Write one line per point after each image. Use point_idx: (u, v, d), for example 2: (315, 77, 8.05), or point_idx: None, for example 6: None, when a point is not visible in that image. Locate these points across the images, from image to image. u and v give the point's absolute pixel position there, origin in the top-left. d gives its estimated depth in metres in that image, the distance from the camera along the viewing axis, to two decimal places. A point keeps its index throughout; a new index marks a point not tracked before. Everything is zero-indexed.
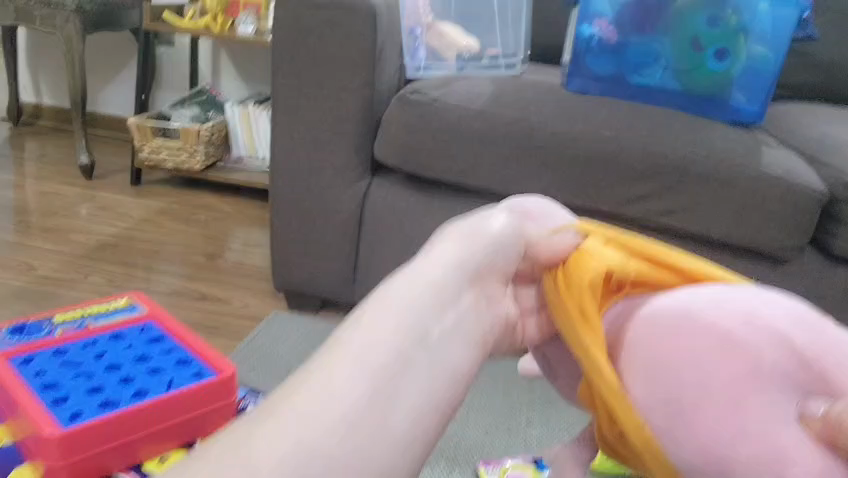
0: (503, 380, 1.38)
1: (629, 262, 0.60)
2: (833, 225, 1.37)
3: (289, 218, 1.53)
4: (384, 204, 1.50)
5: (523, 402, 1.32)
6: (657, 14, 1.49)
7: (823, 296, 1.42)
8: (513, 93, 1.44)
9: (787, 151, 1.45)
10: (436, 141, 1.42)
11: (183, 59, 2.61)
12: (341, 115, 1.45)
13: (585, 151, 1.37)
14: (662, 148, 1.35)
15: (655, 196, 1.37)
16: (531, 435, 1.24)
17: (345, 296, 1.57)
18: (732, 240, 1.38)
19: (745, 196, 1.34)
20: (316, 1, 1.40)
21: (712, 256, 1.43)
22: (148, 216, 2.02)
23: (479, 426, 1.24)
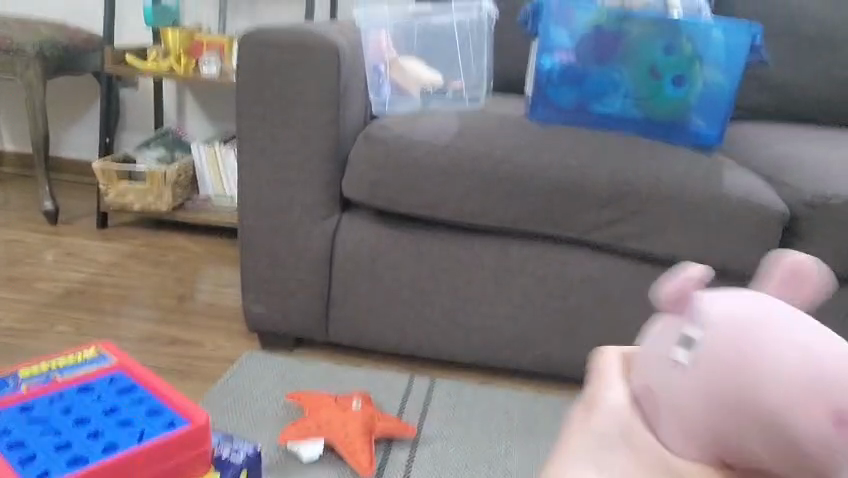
0: (480, 412, 1.38)
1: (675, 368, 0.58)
2: (794, 242, 1.40)
3: (259, 258, 1.52)
4: (356, 239, 1.50)
5: (502, 434, 1.33)
6: (615, 45, 1.52)
7: None
8: (478, 126, 1.46)
9: (748, 173, 1.48)
10: (405, 176, 1.43)
11: (148, 100, 2.61)
12: (308, 153, 1.46)
13: (551, 180, 1.39)
14: (624, 175, 1.38)
15: (622, 222, 1.40)
16: (511, 465, 1.25)
17: (318, 334, 1.56)
18: (698, 261, 1.41)
19: (708, 217, 1.38)
20: (281, 42, 1.42)
21: None
22: (116, 260, 2.00)
23: (458, 464, 1.24)
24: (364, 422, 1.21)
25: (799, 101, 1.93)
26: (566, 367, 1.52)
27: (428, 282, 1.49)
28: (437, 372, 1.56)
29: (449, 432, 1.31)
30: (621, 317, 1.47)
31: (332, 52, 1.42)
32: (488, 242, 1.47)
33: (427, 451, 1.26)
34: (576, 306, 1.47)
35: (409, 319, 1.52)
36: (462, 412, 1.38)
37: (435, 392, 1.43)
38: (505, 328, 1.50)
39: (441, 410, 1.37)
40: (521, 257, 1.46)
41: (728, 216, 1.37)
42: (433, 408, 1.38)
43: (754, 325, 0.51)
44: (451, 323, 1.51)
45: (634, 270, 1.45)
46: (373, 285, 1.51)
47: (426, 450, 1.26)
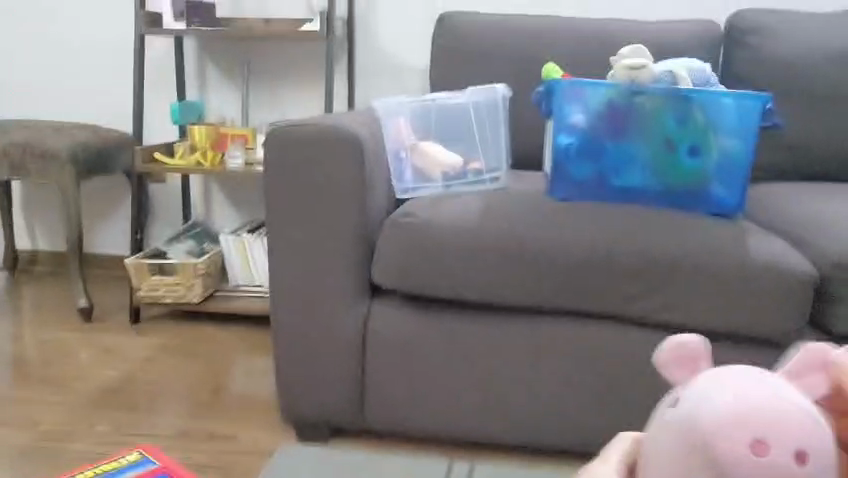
0: None
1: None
2: (828, 305, 1.39)
3: (291, 348, 1.54)
4: (387, 322, 1.51)
5: None
6: (628, 119, 1.55)
7: None
8: (500, 207, 1.49)
9: (771, 236, 1.49)
10: (431, 259, 1.45)
11: (177, 193, 2.68)
12: (336, 242, 1.49)
13: (576, 255, 1.41)
14: (648, 248, 1.40)
15: (650, 293, 1.41)
16: None
17: (352, 421, 1.56)
18: (730, 328, 1.40)
19: (736, 284, 1.38)
20: (305, 137, 1.47)
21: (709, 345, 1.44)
22: (151, 355, 2.02)
23: None
24: None
25: (816, 159, 1.95)
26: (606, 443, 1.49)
27: (461, 361, 1.50)
28: (474, 455, 1.55)
29: None
30: (656, 390, 1.45)
31: (355, 145, 1.47)
32: (518, 320, 1.48)
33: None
34: (611, 379, 1.46)
35: (443, 402, 1.51)
36: None
37: (476, 477, 1.41)
38: (541, 404, 1.49)
39: None
40: (552, 333, 1.46)
41: (757, 280, 1.37)
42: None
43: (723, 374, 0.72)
44: (486, 404, 1.50)
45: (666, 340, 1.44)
46: (406, 367, 1.51)
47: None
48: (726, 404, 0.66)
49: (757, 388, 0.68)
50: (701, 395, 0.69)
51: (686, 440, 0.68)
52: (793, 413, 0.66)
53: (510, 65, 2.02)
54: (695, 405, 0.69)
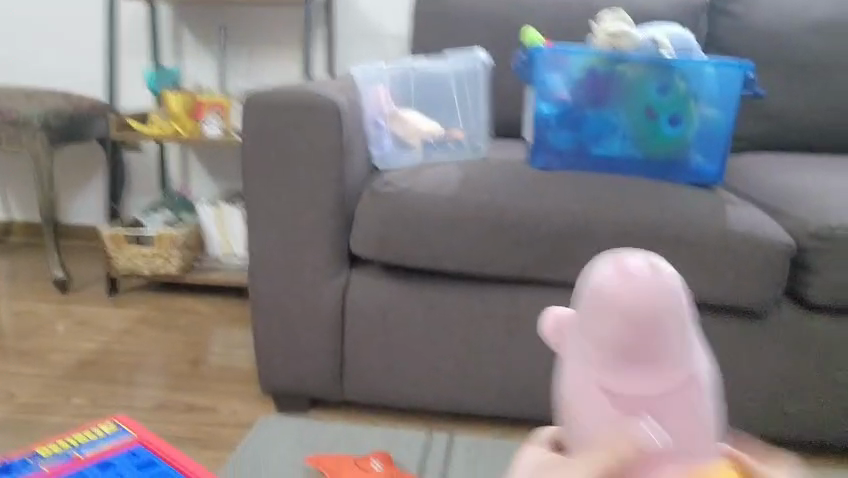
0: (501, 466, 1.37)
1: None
2: (804, 274, 1.40)
3: (270, 320, 1.53)
4: (366, 293, 1.50)
5: None
6: (610, 87, 1.53)
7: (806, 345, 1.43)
8: (480, 176, 1.48)
9: (750, 206, 1.49)
10: (410, 229, 1.44)
11: (154, 162, 2.63)
12: (314, 212, 1.47)
13: (556, 225, 1.40)
14: (628, 217, 1.39)
15: None
16: None
17: (331, 393, 1.56)
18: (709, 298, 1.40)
19: (715, 253, 1.38)
20: (282, 104, 1.44)
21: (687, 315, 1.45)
22: (128, 326, 2.00)
23: None
24: None
25: (796, 128, 1.95)
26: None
27: (440, 333, 1.49)
28: (453, 425, 1.55)
29: None
30: None
31: (333, 111, 1.44)
32: (497, 290, 1.47)
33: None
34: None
35: (422, 373, 1.51)
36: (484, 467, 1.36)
37: (455, 449, 1.41)
38: (520, 375, 1.49)
39: (461, 467, 1.36)
40: (530, 303, 1.46)
41: (735, 251, 1.38)
42: (456, 465, 1.36)
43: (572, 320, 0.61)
44: (465, 374, 1.50)
45: None
46: (385, 338, 1.51)
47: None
48: (603, 291, 0.54)
49: (631, 266, 0.54)
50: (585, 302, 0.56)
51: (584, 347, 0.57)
52: (675, 295, 0.54)
53: (491, 32, 1.99)
54: (590, 305, 0.55)
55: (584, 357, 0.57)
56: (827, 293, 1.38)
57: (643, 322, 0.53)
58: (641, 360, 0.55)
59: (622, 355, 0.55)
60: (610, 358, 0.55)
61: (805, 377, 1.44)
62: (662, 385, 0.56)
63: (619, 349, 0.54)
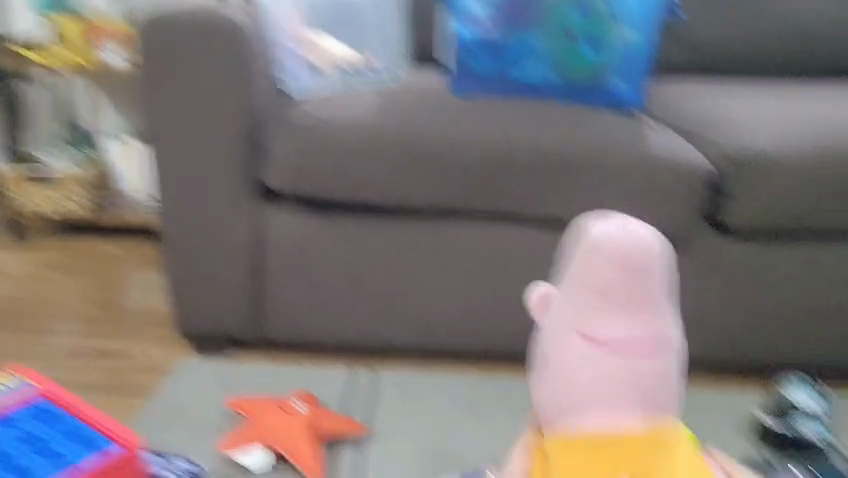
0: (425, 397, 1.38)
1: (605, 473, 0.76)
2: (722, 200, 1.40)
3: (183, 259, 1.46)
4: (283, 229, 1.44)
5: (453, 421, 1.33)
6: (527, 10, 1.52)
7: (728, 271, 1.43)
8: (397, 105, 1.42)
9: (668, 131, 1.48)
10: (328, 160, 1.38)
11: (62, 97, 2.40)
12: (224, 145, 1.39)
13: (476, 155, 1.37)
14: (548, 144, 1.37)
15: (551, 191, 1.39)
16: (464, 455, 1.24)
17: (251, 333, 1.51)
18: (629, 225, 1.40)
19: (636, 180, 1.37)
20: (184, 28, 1.35)
21: None
22: (35, 271, 1.89)
23: (408, 457, 1.23)
24: (305, 423, 1.20)
25: (715, 55, 1.95)
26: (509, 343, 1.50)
27: (361, 267, 1.45)
28: (378, 361, 1.53)
29: (397, 425, 1.29)
30: None
31: (240, 36, 1.35)
32: (419, 222, 1.44)
33: (377, 445, 1.25)
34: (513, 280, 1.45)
35: (344, 309, 1.48)
36: (409, 400, 1.37)
37: (377, 383, 1.41)
38: (443, 307, 1.47)
39: (386, 400, 1.36)
40: (453, 235, 1.44)
41: (655, 177, 1.37)
42: (379, 400, 1.36)
43: (597, 243, 0.76)
44: (388, 310, 1.48)
45: None
46: (304, 274, 1.46)
47: (377, 444, 1.25)
48: (604, 241, 0.76)
49: (605, 232, 0.77)
50: (584, 257, 0.77)
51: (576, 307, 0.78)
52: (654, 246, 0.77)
53: None
54: (586, 252, 0.77)
55: (577, 305, 0.78)
56: (746, 217, 1.39)
57: (632, 269, 0.76)
58: (616, 301, 0.77)
59: (608, 298, 0.77)
60: (587, 299, 0.77)
61: (723, 299, 1.44)
62: (645, 331, 0.77)
63: (599, 290, 0.77)
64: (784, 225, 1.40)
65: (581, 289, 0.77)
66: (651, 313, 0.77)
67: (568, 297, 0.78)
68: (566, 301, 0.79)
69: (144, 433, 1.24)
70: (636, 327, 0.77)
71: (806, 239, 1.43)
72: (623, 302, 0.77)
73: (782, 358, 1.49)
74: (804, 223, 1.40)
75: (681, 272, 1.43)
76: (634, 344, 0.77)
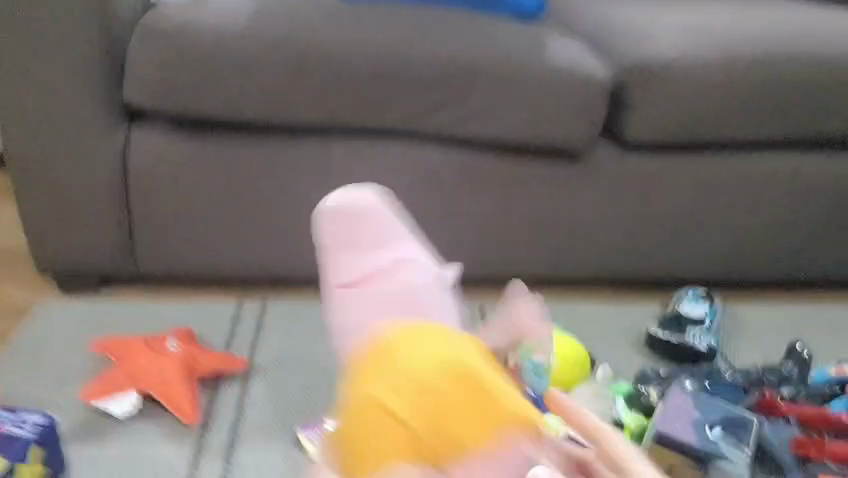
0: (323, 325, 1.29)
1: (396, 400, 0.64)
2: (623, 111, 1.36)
3: (38, 189, 1.29)
4: (155, 155, 1.29)
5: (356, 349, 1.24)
6: None
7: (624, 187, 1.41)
8: (276, 9, 1.27)
9: (572, 39, 1.42)
10: (201, 75, 1.23)
11: None
12: (76, 56, 1.22)
13: (366, 65, 1.25)
14: (444, 53, 1.27)
15: (448, 105, 1.30)
16: None
17: (124, 268, 1.37)
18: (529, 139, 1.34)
19: (535, 91, 1.30)
20: None
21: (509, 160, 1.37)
22: None
23: (297, 386, 1.14)
24: (183, 363, 1.08)
25: None
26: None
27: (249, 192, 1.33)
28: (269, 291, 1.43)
29: (290, 356, 1.20)
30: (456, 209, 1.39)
31: None
32: (310, 142, 1.32)
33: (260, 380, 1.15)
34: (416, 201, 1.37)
35: (229, 238, 1.36)
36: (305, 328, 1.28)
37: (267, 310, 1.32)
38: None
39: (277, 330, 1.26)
40: (349, 155, 1.33)
41: (556, 88, 1.30)
42: (266, 330, 1.27)
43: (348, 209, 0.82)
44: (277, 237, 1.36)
45: (467, 156, 1.36)
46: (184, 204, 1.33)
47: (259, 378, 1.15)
48: (336, 202, 0.84)
49: (340, 197, 0.85)
50: (330, 213, 0.83)
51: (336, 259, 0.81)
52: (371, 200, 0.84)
53: None
54: (328, 213, 0.83)
55: (339, 263, 0.81)
56: (640, 127, 1.36)
57: (350, 215, 0.82)
58: (357, 238, 0.81)
59: (350, 242, 0.81)
60: (344, 254, 0.81)
61: (630, 217, 1.43)
62: (418, 261, 0.81)
63: (342, 243, 0.81)
64: (683, 135, 1.37)
65: (326, 245, 0.83)
66: (413, 251, 0.82)
67: (335, 257, 0.81)
68: (336, 260, 0.81)
69: (6, 382, 1.10)
70: (413, 257, 0.81)
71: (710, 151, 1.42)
72: (382, 245, 0.81)
73: (686, 272, 1.50)
74: (708, 137, 1.38)
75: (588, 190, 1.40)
76: (405, 271, 0.79)
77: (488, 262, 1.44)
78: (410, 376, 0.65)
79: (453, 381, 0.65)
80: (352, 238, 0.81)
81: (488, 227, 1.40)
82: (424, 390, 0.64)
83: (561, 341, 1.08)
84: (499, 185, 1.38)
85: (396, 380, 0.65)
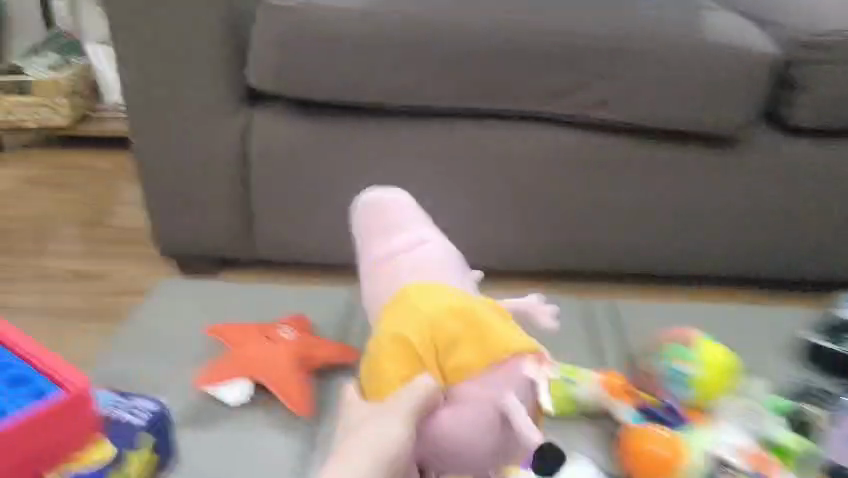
0: None
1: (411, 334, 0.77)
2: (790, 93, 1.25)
3: (164, 173, 1.30)
4: (273, 139, 1.27)
5: None
6: None
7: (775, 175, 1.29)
8: None
9: (726, 11, 1.29)
10: (323, 55, 1.19)
11: None
12: (203, 40, 1.21)
13: (496, 45, 1.18)
14: (581, 31, 1.18)
15: (584, 86, 1.21)
16: None
17: (246, 252, 1.37)
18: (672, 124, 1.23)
19: (682, 71, 1.19)
20: None
21: (647, 146, 1.27)
22: (12, 188, 1.73)
23: None
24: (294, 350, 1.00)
25: None
26: (531, 258, 1.36)
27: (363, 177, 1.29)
28: None
29: None
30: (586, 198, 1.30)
31: None
32: (428, 125, 1.26)
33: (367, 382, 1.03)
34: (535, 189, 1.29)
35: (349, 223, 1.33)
36: None
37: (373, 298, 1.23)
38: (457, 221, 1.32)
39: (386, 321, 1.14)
40: (468, 139, 1.26)
41: (704, 68, 1.19)
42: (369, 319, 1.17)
43: (369, 199, 0.91)
44: None
45: (601, 141, 1.27)
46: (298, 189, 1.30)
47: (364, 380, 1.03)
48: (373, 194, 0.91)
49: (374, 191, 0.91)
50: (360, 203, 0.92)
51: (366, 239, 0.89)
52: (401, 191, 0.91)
53: None
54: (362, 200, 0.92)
55: (373, 243, 0.88)
56: (809, 112, 1.25)
57: (383, 205, 0.89)
58: (387, 225, 0.88)
59: (381, 225, 0.88)
60: (378, 236, 0.88)
61: (763, 206, 1.32)
62: (434, 244, 0.86)
63: (374, 226, 0.89)
64: None
65: (360, 223, 0.91)
66: (430, 231, 0.88)
67: (371, 241, 0.89)
68: (372, 241, 0.89)
69: (108, 367, 1.05)
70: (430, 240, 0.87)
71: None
72: (405, 230, 0.87)
73: (818, 266, 1.38)
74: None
75: (719, 177, 1.29)
76: (421, 251, 0.85)
77: (607, 252, 1.36)
78: (419, 316, 0.77)
79: (458, 315, 0.77)
80: (386, 222, 0.88)
81: (621, 218, 1.31)
82: (441, 326, 0.77)
83: (709, 347, 0.88)
84: (623, 172, 1.29)
85: (417, 315, 0.77)
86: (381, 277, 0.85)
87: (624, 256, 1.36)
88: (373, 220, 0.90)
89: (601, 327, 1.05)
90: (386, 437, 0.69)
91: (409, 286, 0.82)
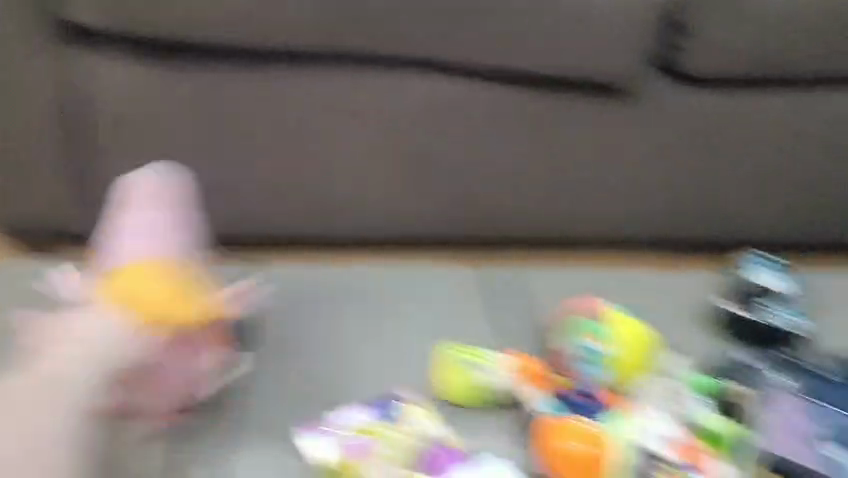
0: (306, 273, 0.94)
1: (143, 275, 0.70)
2: (763, 37, 0.97)
3: None
4: (50, 80, 0.92)
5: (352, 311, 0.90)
6: None
7: (735, 141, 1.03)
8: None
9: None
10: None
11: None
12: None
13: None
14: None
15: (493, 21, 0.91)
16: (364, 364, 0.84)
17: None
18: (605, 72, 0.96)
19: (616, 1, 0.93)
20: None
21: (580, 103, 0.99)
22: None
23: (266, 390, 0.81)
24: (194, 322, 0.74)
25: None
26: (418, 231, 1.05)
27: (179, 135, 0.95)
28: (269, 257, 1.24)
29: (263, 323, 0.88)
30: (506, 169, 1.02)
31: None
32: (235, 70, 0.93)
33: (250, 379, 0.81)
34: (419, 144, 0.99)
35: None
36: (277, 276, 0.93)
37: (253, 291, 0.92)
38: (315, 186, 1.00)
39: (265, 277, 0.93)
40: (287, 90, 0.94)
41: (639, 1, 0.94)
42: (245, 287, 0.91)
43: (134, 180, 0.79)
44: None
45: (520, 95, 0.98)
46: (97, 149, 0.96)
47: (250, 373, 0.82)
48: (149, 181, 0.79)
49: (149, 177, 0.80)
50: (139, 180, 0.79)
51: (120, 192, 0.79)
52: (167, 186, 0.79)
53: None
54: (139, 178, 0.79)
55: (133, 219, 0.74)
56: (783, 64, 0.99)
57: (144, 195, 0.77)
58: (136, 199, 0.77)
59: (143, 201, 0.76)
60: (130, 192, 0.78)
61: (708, 163, 1.04)
62: (168, 220, 0.76)
63: (142, 201, 0.76)
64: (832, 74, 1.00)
65: (126, 184, 0.80)
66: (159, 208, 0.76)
67: (133, 218, 0.75)
68: (133, 219, 0.74)
69: None
70: (167, 221, 0.76)
71: (813, 88, 1.02)
72: (150, 205, 0.76)
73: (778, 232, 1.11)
74: (804, 67, 0.99)
75: (652, 129, 1.01)
76: (154, 232, 0.74)
77: (513, 221, 1.06)
78: (152, 279, 0.69)
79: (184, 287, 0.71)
80: (130, 190, 0.78)
81: (551, 190, 1.04)
82: (156, 288, 0.69)
83: (622, 323, 0.79)
84: (535, 121, 0.99)
85: (152, 282, 0.69)
86: (117, 224, 0.75)
87: (538, 225, 1.06)
88: (130, 179, 0.80)
89: (511, 314, 0.92)
90: (96, 340, 0.63)
91: (139, 253, 0.72)
